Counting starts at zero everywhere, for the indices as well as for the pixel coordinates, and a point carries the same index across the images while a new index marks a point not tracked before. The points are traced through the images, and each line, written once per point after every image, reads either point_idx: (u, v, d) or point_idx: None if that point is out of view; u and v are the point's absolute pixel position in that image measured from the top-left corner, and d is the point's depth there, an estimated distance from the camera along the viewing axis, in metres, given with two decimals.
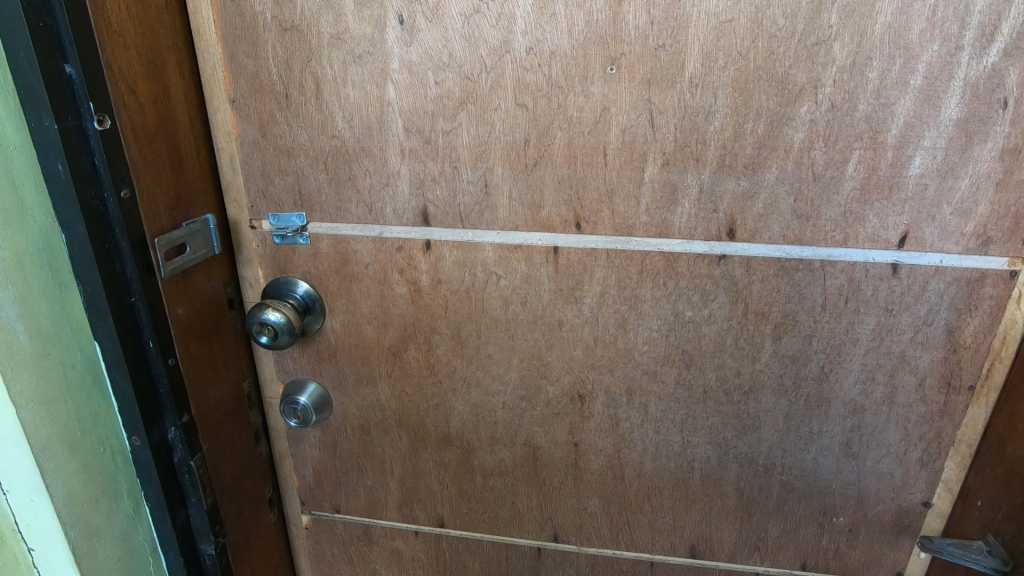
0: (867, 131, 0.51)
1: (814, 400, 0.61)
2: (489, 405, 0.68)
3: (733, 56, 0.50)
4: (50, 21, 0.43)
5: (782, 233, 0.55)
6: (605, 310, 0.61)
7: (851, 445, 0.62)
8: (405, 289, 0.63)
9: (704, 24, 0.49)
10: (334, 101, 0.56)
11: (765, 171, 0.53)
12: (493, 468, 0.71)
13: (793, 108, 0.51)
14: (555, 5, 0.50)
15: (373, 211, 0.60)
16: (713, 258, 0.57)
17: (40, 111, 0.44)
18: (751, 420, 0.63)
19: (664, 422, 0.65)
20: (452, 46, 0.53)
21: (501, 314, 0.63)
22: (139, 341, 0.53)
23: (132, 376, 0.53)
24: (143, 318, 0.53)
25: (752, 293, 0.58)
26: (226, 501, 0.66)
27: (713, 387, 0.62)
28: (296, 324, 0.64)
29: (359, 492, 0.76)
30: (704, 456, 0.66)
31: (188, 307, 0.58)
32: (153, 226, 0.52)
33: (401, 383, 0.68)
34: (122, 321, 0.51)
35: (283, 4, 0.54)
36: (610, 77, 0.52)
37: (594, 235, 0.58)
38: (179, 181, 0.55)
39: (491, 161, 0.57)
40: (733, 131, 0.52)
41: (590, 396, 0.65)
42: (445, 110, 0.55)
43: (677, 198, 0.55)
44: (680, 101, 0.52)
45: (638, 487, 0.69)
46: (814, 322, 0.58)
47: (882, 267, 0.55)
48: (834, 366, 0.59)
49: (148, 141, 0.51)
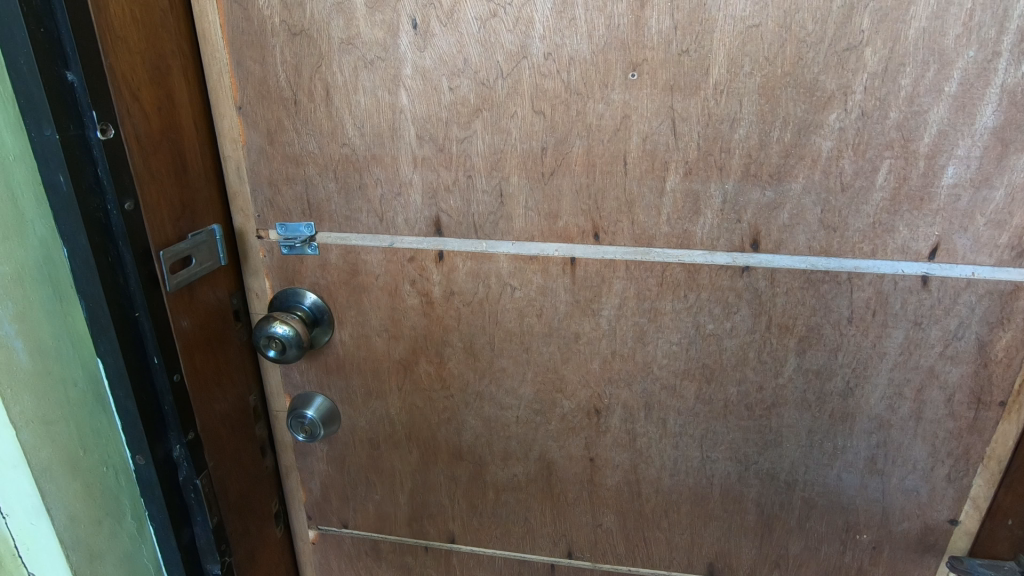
0: (898, 140, 0.49)
1: (839, 415, 0.59)
2: (503, 419, 0.66)
3: (760, 62, 0.48)
4: (51, 27, 0.41)
5: (808, 244, 0.53)
6: (623, 323, 0.59)
7: (876, 461, 0.61)
8: (416, 300, 0.62)
9: (730, 29, 0.48)
10: (344, 108, 0.55)
11: (791, 180, 0.51)
12: (506, 484, 0.69)
13: (821, 116, 0.49)
14: (575, 9, 0.49)
15: (384, 220, 0.59)
16: (736, 270, 0.55)
17: (41, 120, 0.42)
18: (773, 436, 0.61)
19: (683, 437, 0.63)
20: (467, 51, 0.51)
21: (515, 326, 0.61)
22: (143, 356, 0.51)
23: (136, 393, 0.51)
24: (147, 333, 0.51)
25: (776, 305, 0.56)
26: (232, 519, 0.64)
27: (734, 402, 0.60)
28: (305, 337, 0.62)
29: (368, 507, 0.74)
30: (724, 472, 0.64)
31: (193, 320, 0.56)
32: (157, 237, 0.50)
33: (412, 396, 0.66)
34: (125, 336, 0.49)
35: (292, 8, 0.52)
36: (631, 84, 0.50)
37: (613, 246, 0.56)
38: (184, 191, 0.53)
39: (507, 169, 0.55)
40: (759, 139, 0.51)
41: (607, 410, 0.63)
42: (459, 118, 0.54)
43: (699, 209, 0.54)
44: (703, 109, 0.50)
45: (656, 503, 0.67)
46: (840, 336, 0.56)
47: (911, 279, 0.53)
48: (860, 381, 0.57)
49: (153, 149, 0.49)
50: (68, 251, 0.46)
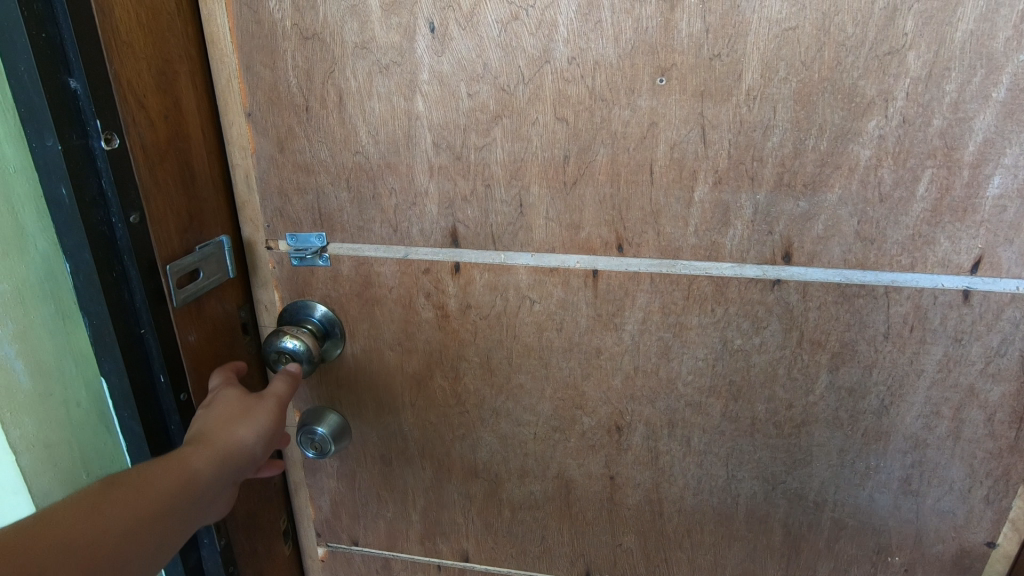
0: (941, 148, 0.46)
1: (872, 434, 0.57)
2: (520, 436, 0.63)
3: (796, 67, 0.46)
4: (53, 32, 0.39)
5: (843, 256, 0.51)
6: (648, 338, 0.57)
7: (910, 482, 0.58)
8: (431, 313, 0.59)
9: (764, 32, 0.45)
10: (358, 115, 0.52)
11: (827, 191, 0.49)
12: (523, 502, 0.67)
13: (860, 123, 0.47)
14: (600, 12, 0.46)
15: (399, 231, 0.56)
16: (767, 284, 0.53)
17: (43, 131, 0.40)
18: (803, 455, 0.59)
19: (707, 456, 0.61)
20: (487, 56, 0.49)
21: (534, 340, 0.59)
22: (149, 376, 0.49)
23: (142, 414, 0.49)
24: (154, 352, 0.49)
25: (808, 320, 0.53)
26: (241, 539, 0.62)
27: (762, 420, 0.58)
28: (315, 351, 0.60)
29: (379, 524, 0.72)
30: (750, 492, 0.62)
31: (201, 336, 0.54)
32: (164, 251, 0.48)
33: (426, 412, 0.64)
34: (130, 355, 0.47)
35: (304, 11, 0.50)
36: (659, 89, 0.48)
37: (637, 258, 0.54)
38: (192, 202, 0.51)
39: (528, 179, 0.53)
40: (793, 147, 0.48)
41: (629, 428, 0.61)
42: (478, 125, 0.51)
43: (728, 220, 0.51)
44: (735, 115, 0.48)
45: (678, 523, 0.65)
46: (875, 352, 0.54)
47: (952, 294, 0.51)
48: (895, 399, 0.55)
49: (159, 159, 0.47)
50: (70, 267, 0.44)
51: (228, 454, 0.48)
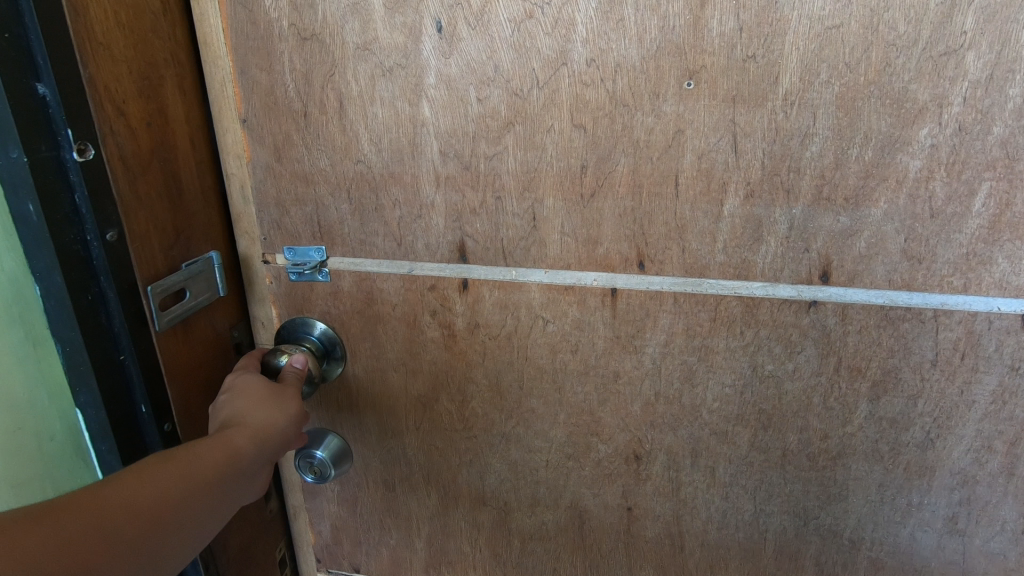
0: (1001, 159, 0.42)
1: (915, 469, 0.52)
2: (531, 463, 0.59)
3: (839, 69, 0.42)
4: (18, 32, 0.36)
5: (887, 277, 0.46)
6: (670, 361, 0.52)
7: (957, 521, 0.53)
8: (437, 333, 0.55)
9: (804, 31, 0.41)
10: (359, 121, 0.49)
11: (871, 205, 0.45)
12: (534, 532, 0.63)
13: (910, 131, 0.42)
14: (623, 9, 0.42)
15: (403, 245, 0.53)
16: (802, 305, 0.48)
17: (8, 142, 0.37)
18: (838, 490, 0.54)
19: (733, 488, 0.56)
20: (498, 57, 0.45)
21: (548, 363, 0.55)
22: (130, 406, 0.46)
23: (121, 447, 0.46)
24: (135, 379, 0.46)
25: (846, 345, 0.49)
26: (235, 570, 0.59)
27: (795, 451, 0.54)
28: (314, 371, 0.56)
29: (381, 551, 0.68)
30: (779, 528, 0.57)
31: (190, 361, 0.50)
32: (147, 271, 0.45)
33: (431, 436, 0.60)
34: (109, 384, 0.44)
35: (301, 10, 0.46)
36: (686, 94, 0.44)
37: (660, 276, 0.50)
38: (178, 217, 0.48)
39: (543, 190, 0.49)
40: (834, 158, 0.44)
41: (648, 457, 0.57)
42: (489, 132, 0.47)
43: (760, 235, 0.47)
44: (770, 122, 0.44)
45: (700, 558, 0.60)
46: (921, 380, 0.49)
47: (1009, 319, 0.46)
48: (942, 432, 0.50)
49: (141, 171, 0.44)
50: (41, 290, 0.41)
51: (270, 431, 0.47)
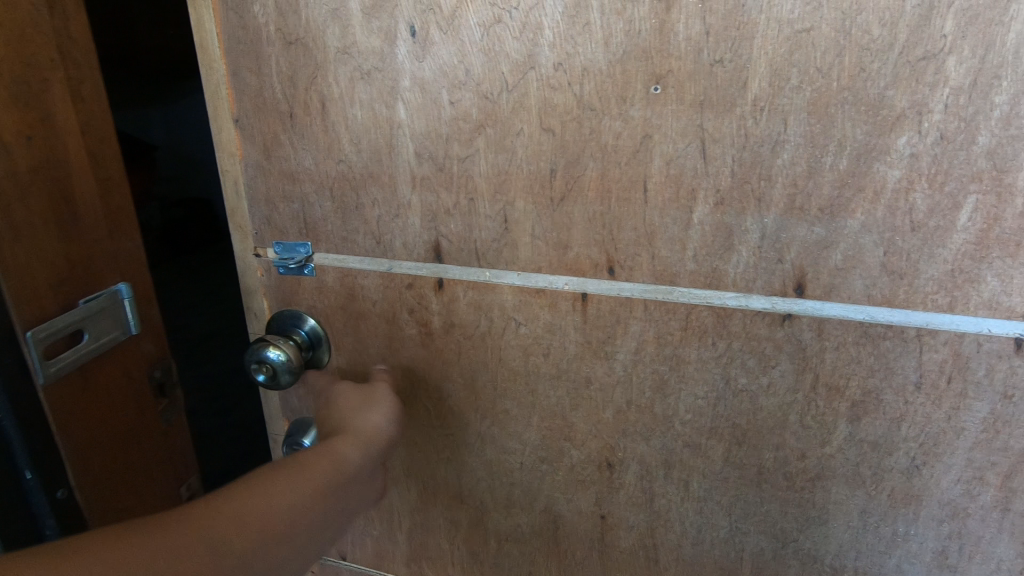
0: (988, 171, 0.39)
1: (900, 496, 0.49)
2: (506, 464, 0.60)
3: (810, 74, 0.40)
4: None
5: (866, 291, 0.44)
6: (642, 369, 0.52)
7: (947, 556, 0.50)
8: (415, 330, 0.57)
9: (774, 34, 0.40)
10: (340, 122, 0.51)
11: (847, 216, 0.43)
12: (509, 534, 0.63)
13: (887, 139, 0.40)
14: (589, 12, 0.42)
15: (382, 243, 0.54)
16: (777, 318, 0.47)
17: None
18: (818, 513, 0.52)
19: (708, 503, 0.55)
20: (469, 61, 0.46)
21: (521, 364, 0.55)
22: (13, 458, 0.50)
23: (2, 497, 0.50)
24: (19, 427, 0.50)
25: (824, 362, 0.47)
26: None
27: (771, 470, 0.52)
28: (299, 362, 0.58)
29: (366, 542, 0.70)
30: (756, 548, 0.55)
31: (83, 395, 0.55)
32: (29, 305, 0.49)
33: (411, 432, 0.62)
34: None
35: (287, 15, 0.48)
36: (653, 99, 0.43)
37: (629, 283, 0.49)
38: (67, 250, 0.52)
39: (513, 193, 0.49)
40: (807, 167, 0.42)
41: (620, 465, 0.56)
42: (461, 134, 0.48)
43: (732, 245, 0.46)
44: (740, 128, 0.42)
45: (675, 572, 0.59)
46: (904, 403, 0.46)
47: (1001, 342, 0.43)
48: (928, 459, 0.47)
49: (21, 205, 0.48)
50: None
51: (371, 439, 0.53)
